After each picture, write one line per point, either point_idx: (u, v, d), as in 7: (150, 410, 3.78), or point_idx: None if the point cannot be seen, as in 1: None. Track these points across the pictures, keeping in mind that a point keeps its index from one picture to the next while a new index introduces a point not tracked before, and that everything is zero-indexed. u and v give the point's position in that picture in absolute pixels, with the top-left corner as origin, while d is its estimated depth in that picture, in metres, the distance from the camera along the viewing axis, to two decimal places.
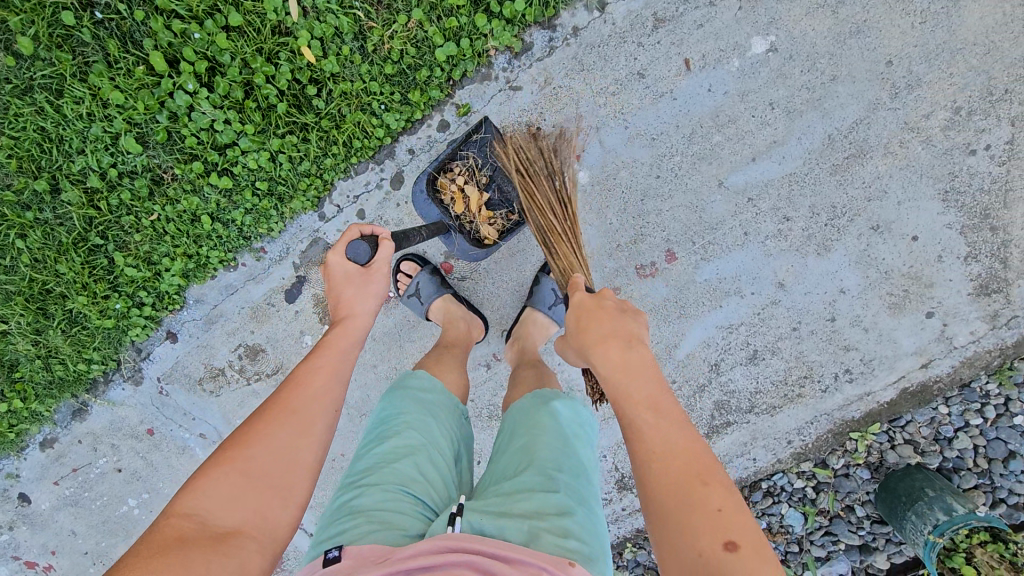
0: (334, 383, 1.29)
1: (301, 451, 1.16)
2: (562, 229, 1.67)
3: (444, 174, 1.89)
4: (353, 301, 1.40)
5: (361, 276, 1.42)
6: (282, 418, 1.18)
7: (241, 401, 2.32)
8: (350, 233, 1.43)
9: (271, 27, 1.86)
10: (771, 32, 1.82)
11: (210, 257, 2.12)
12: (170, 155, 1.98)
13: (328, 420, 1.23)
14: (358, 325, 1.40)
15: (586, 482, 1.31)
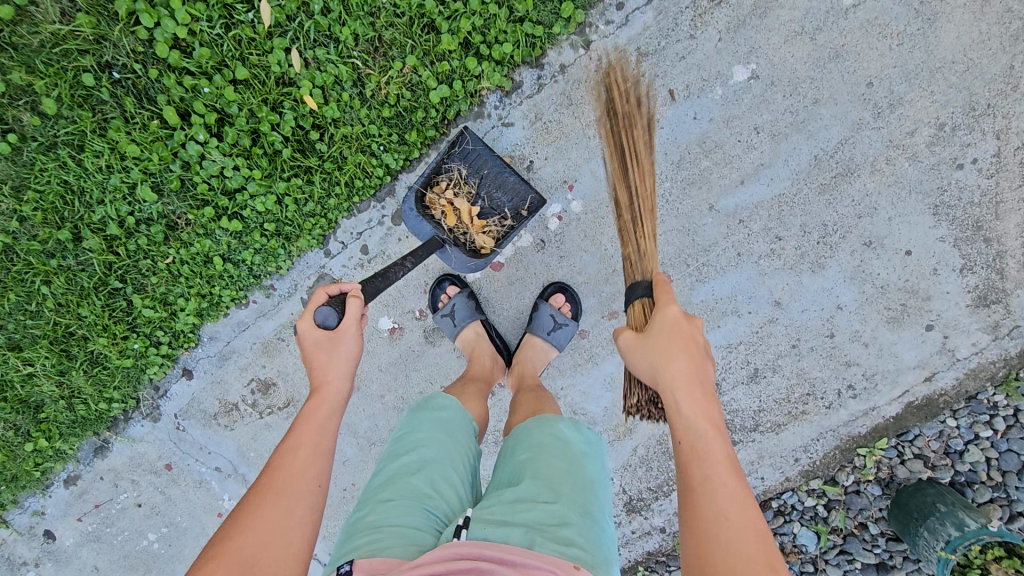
0: (313, 456, 1.29)
1: (288, 531, 1.15)
2: (646, 196, 1.77)
3: (431, 189, 1.91)
4: (325, 370, 1.43)
5: (330, 342, 1.45)
6: (264, 503, 1.18)
7: (255, 434, 2.39)
8: (316, 297, 1.48)
9: (275, 78, 1.97)
10: (751, 60, 1.87)
11: (223, 295, 2.21)
12: (183, 202, 2.08)
13: (312, 495, 1.23)
14: (333, 393, 1.42)
15: (591, 490, 1.32)
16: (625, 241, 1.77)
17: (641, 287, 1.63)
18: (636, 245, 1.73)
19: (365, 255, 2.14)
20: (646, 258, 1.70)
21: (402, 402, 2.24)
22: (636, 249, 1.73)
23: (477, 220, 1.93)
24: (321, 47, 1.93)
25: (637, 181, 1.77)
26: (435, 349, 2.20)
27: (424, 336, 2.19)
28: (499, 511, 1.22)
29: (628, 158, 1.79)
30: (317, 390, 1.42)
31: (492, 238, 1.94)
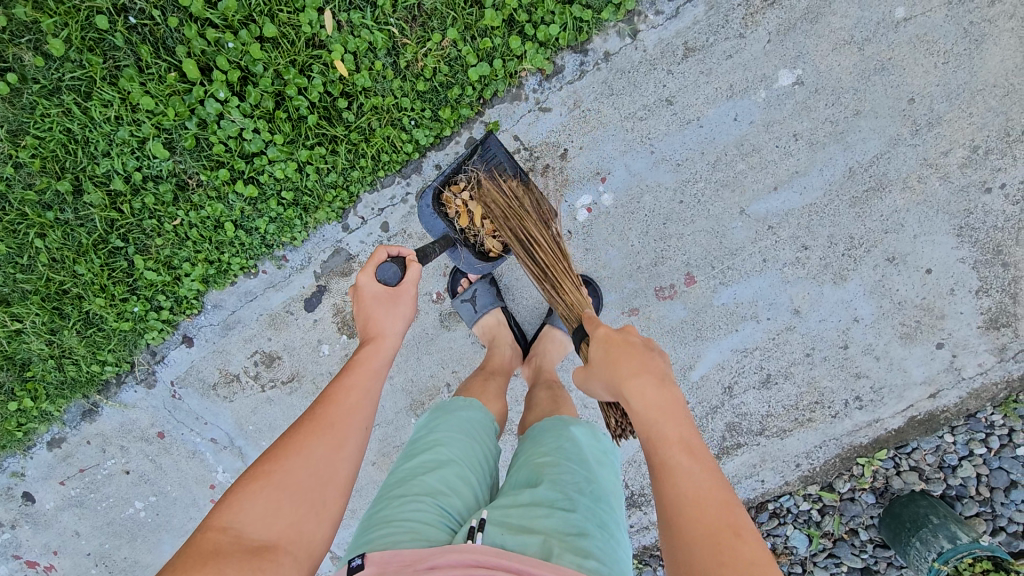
0: (367, 400, 1.29)
1: (337, 467, 1.16)
2: (557, 257, 1.67)
3: (450, 188, 1.82)
4: (383, 323, 1.41)
5: (389, 298, 1.44)
6: (317, 435, 1.18)
7: (254, 407, 2.32)
8: (377, 255, 1.47)
9: (304, 40, 1.86)
10: (798, 66, 1.85)
11: (231, 263, 2.12)
12: (196, 162, 1.97)
13: (360, 437, 1.23)
14: (388, 344, 1.41)
15: (608, 498, 1.26)
16: (553, 301, 1.67)
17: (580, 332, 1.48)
18: (563, 300, 1.62)
19: (384, 233, 2.07)
20: (574, 306, 1.58)
21: (410, 385, 2.20)
22: (566, 306, 1.61)
23: (488, 224, 1.80)
24: (357, 10, 1.83)
25: (540, 254, 1.66)
26: (449, 334, 2.16)
27: (439, 319, 2.15)
28: (514, 514, 1.15)
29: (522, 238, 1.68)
30: (371, 340, 1.40)
31: (502, 242, 1.83)
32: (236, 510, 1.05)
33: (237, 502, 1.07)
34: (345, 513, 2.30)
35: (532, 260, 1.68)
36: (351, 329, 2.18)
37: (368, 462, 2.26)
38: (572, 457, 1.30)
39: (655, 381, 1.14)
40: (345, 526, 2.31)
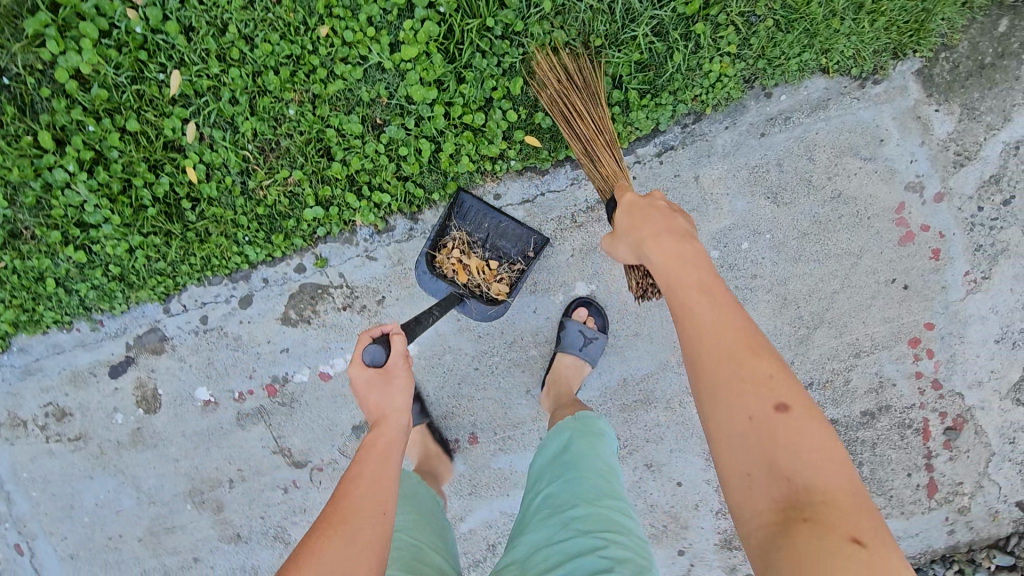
0: (376, 489, 1.27)
1: (355, 571, 1.11)
2: (598, 133, 1.71)
3: (439, 251, 1.96)
4: (383, 404, 1.39)
5: (383, 379, 1.38)
6: (333, 539, 1.14)
7: (34, 456, 2.30)
8: (362, 339, 1.40)
9: (164, 141, 2.00)
10: (593, 282, 2.06)
11: (45, 315, 2.16)
12: (33, 218, 2.05)
13: (382, 533, 1.20)
14: (393, 428, 1.38)
15: (597, 474, 1.39)
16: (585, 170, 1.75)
17: (608, 204, 1.60)
18: (594, 172, 1.70)
19: (202, 325, 2.16)
20: (607, 178, 1.66)
21: (195, 470, 2.26)
22: (595, 172, 1.70)
23: (488, 272, 1.96)
24: (218, 130, 1.99)
25: (582, 127, 1.72)
26: (241, 433, 2.22)
27: (235, 417, 2.21)
28: (533, 565, 1.29)
29: (568, 114, 1.75)
30: (377, 425, 1.38)
31: (506, 283, 1.97)
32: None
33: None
34: None
35: (572, 132, 1.75)
36: (148, 405, 2.22)
37: (134, 537, 2.33)
38: (546, 466, 1.51)
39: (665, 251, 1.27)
40: None
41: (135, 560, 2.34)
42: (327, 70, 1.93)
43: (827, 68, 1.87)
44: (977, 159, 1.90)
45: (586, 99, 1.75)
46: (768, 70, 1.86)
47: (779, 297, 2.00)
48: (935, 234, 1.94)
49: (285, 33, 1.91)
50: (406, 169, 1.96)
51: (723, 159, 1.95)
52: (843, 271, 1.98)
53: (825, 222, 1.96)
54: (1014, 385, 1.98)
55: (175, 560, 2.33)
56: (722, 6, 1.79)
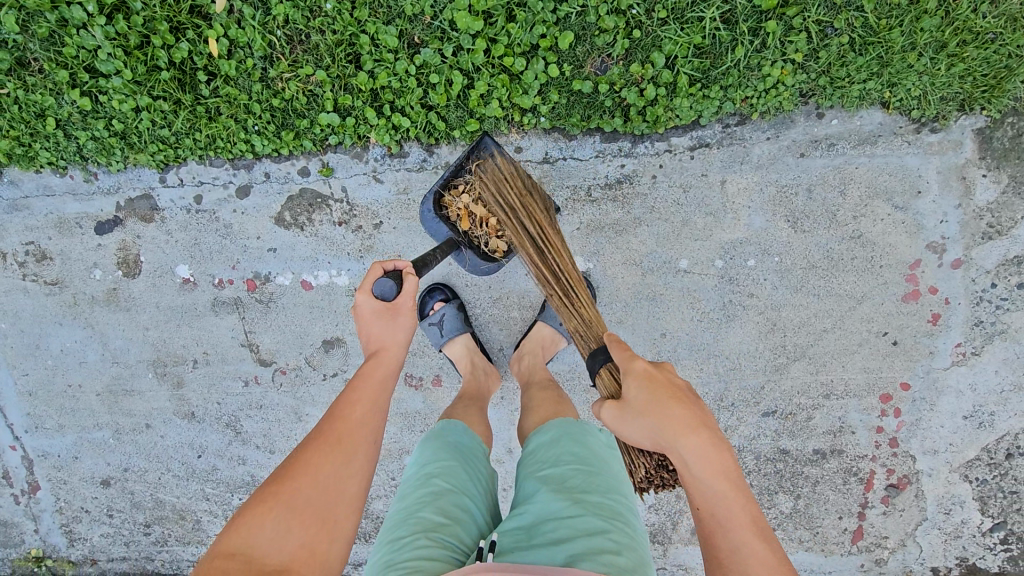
0: (370, 408, 1.26)
1: (344, 485, 1.14)
2: (573, 269, 1.66)
3: (450, 190, 1.79)
4: (385, 333, 1.37)
5: (389, 309, 1.37)
6: (326, 452, 1.16)
7: (8, 289, 2.32)
8: (375, 267, 1.39)
9: (191, 4, 1.89)
10: (592, 260, 1.99)
11: (41, 154, 2.12)
12: (43, 51, 1.97)
13: (371, 451, 1.21)
14: (392, 357, 1.35)
15: (608, 469, 1.34)
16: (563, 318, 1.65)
17: (600, 356, 1.48)
18: (578, 315, 1.60)
19: (196, 204, 2.13)
20: (592, 325, 1.58)
21: (162, 343, 2.28)
22: (577, 324, 1.59)
23: (493, 225, 1.81)
24: (249, 6, 1.88)
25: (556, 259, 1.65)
26: (213, 318, 2.23)
27: (211, 302, 2.21)
28: (539, 532, 1.18)
29: (539, 244, 1.66)
30: (377, 352, 1.36)
31: (508, 243, 1.84)
32: (239, 533, 1.03)
33: (244, 521, 1.05)
34: (54, 425, 2.46)
35: (545, 262, 1.66)
36: (128, 269, 2.21)
37: (93, 391, 2.39)
38: (552, 446, 1.41)
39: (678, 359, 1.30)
40: (52, 434, 2.47)
41: (91, 411, 2.42)
42: None
43: (887, 103, 1.77)
44: (1007, 236, 1.83)
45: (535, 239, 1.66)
46: (827, 89, 1.75)
47: (769, 321, 1.98)
48: (940, 299, 1.91)
49: None
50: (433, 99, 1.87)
51: (754, 170, 1.88)
52: (839, 312, 1.95)
53: (837, 259, 1.91)
54: (967, 461, 2.00)
55: (128, 420, 2.40)
56: (800, 9, 1.68)
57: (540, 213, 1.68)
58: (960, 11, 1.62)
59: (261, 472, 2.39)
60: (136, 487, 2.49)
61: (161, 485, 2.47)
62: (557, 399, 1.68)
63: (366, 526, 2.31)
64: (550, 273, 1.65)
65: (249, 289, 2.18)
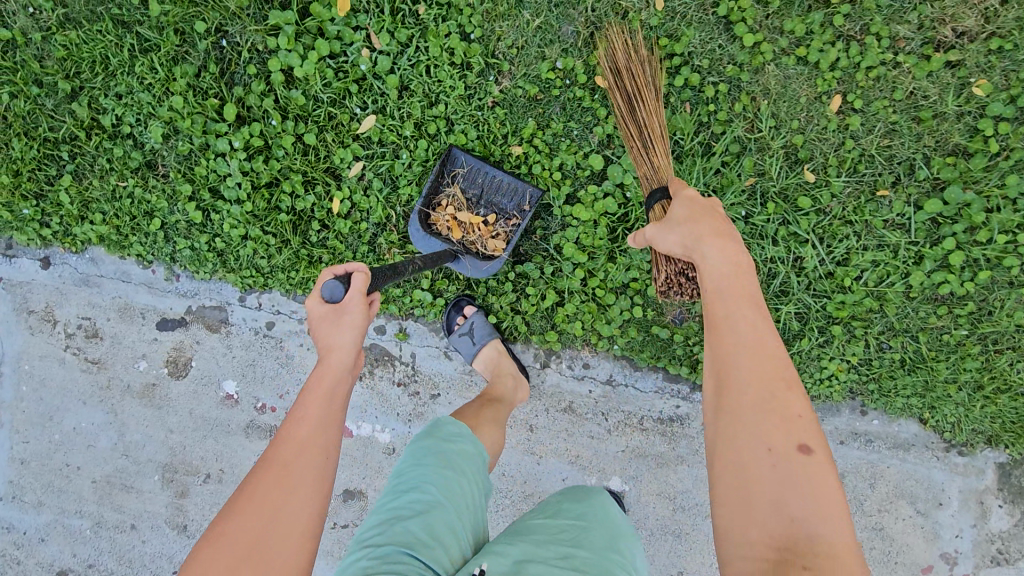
0: (315, 428, 1.13)
1: (292, 513, 1.04)
2: (657, 125, 1.80)
3: (434, 209, 1.99)
4: (330, 340, 1.21)
5: (335, 316, 1.21)
6: (268, 483, 1.05)
7: (45, 354, 2.30)
8: (320, 274, 1.21)
9: (328, 164, 2.07)
10: (629, 483, 2.06)
11: (133, 245, 2.19)
12: (176, 163, 2.11)
13: (323, 469, 1.10)
14: (340, 363, 1.20)
15: (606, 532, 1.31)
16: (635, 163, 1.83)
17: (658, 194, 1.71)
18: (649, 163, 1.78)
19: (265, 328, 2.18)
20: (659, 171, 1.75)
21: (180, 449, 2.24)
22: (646, 168, 1.78)
23: (483, 227, 1.99)
24: (379, 180, 2.06)
25: (644, 114, 1.81)
26: (242, 440, 2.20)
27: (246, 424, 2.20)
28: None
29: (633, 100, 1.83)
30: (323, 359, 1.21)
31: (501, 239, 2.00)
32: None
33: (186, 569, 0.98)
34: (32, 500, 2.33)
35: (631, 116, 1.83)
36: (176, 371, 2.22)
37: (89, 476, 2.29)
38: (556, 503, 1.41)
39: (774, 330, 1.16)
40: (25, 509, 2.33)
41: (78, 496, 2.30)
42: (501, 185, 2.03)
43: (925, 419, 1.93)
44: (1014, 565, 1.94)
45: (643, 112, 1.81)
46: (875, 393, 1.92)
47: None
48: None
49: (484, 137, 2.03)
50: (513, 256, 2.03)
51: None
52: None
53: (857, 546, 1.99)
54: None
55: (113, 516, 2.28)
56: (867, 325, 1.88)
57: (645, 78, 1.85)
58: (998, 363, 1.85)
59: None
60: None
61: None
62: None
63: None
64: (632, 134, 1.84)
65: None
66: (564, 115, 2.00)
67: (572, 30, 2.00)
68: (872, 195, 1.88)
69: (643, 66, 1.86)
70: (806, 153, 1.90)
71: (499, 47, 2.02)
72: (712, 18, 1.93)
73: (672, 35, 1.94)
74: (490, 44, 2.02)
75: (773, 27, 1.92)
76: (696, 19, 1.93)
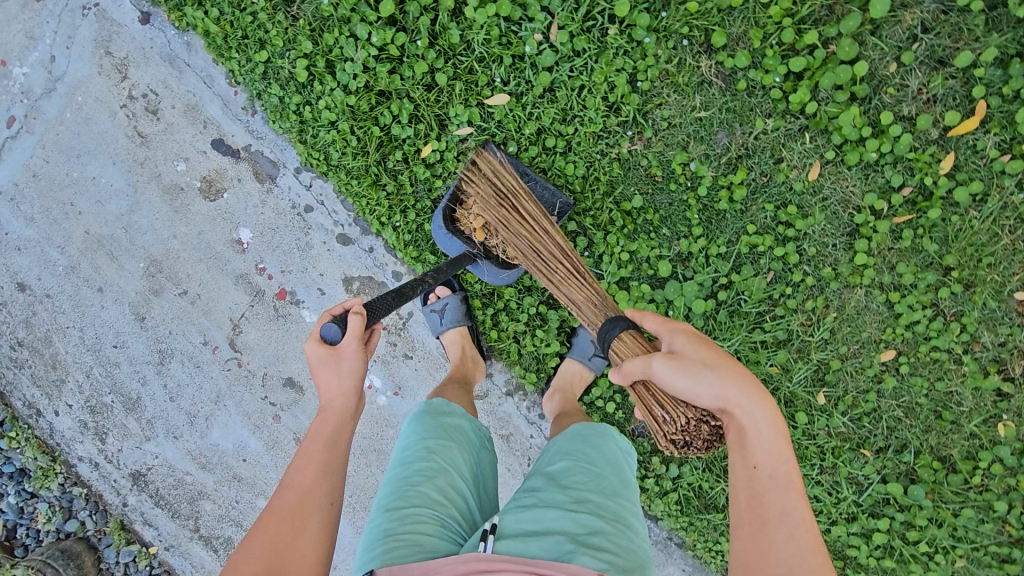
0: (315, 470, 1.27)
1: (302, 541, 1.16)
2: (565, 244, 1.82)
3: (460, 205, 1.93)
4: (324, 384, 1.39)
5: (332, 356, 1.40)
6: (276, 519, 1.18)
7: (102, 99, 2.30)
8: (320, 317, 1.44)
9: (441, 110, 2.03)
10: None
11: (230, 59, 2.15)
12: (311, 16, 2.04)
13: (324, 500, 1.23)
14: (337, 407, 1.37)
15: (612, 474, 1.53)
16: (571, 289, 1.78)
17: (614, 323, 1.61)
18: (587, 288, 1.76)
19: (303, 209, 2.23)
20: (603, 296, 1.74)
21: (175, 256, 2.34)
22: (588, 294, 1.75)
23: None
24: None
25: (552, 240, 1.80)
26: (230, 283, 2.32)
27: (241, 274, 2.30)
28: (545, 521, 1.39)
29: (532, 224, 1.80)
30: (322, 410, 1.38)
31: None
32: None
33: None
34: (26, 211, 2.40)
35: (545, 242, 1.79)
36: (207, 191, 2.28)
37: (86, 225, 2.38)
38: (568, 444, 1.62)
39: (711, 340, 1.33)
40: (16, 215, 2.41)
41: (68, 235, 2.39)
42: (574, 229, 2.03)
43: None
44: None
45: (529, 219, 1.80)
46: None
47: None
48: None
49: (587, 181, 2.01)
50: (545, 305, 2.08)
51: None
52: None
53: None
54: None
55: (88, 270, 2.40)
56: None
57: (523, 208, 1.80)
58: None
59: (148, 400, 2.46)
60: (40, 313, 2.46)
61: (61, 332, 2.47)
62: (584, 420, 1.83)
63: (191, 510, 2.49)
64: (557, 262, 1.79)
65: (278, 298, 2.29)
66: (667, 210, 1.99)
67: (725, 141, 1.94)
68: (854, 447, 1.99)
69: (502, 173, 1.84)
70: (832, 378, 1.97)
71: (653, 111, 1.97)
72: (846, 217, 1.91)
73: (802, 208, 1.92)
74: (648, 103, 1.96)
75: (887, 260, 1.91)
76: (832, 209, 1.90)
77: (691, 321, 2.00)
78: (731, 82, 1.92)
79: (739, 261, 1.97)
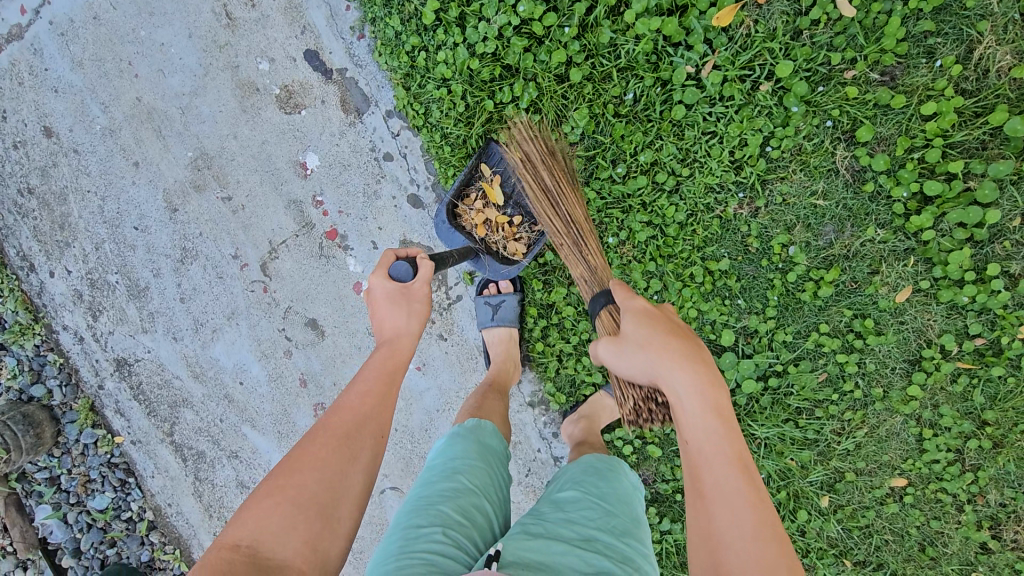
0: (362, 410, 1.11)
1: (346, 479, 1.03)
2: (583, 219, 1.73)
3: (462, 201, 1.92)
4: (384, 319, 1.26)
5: (399, 293, 1.28)
6: (327, 444, 1.04)
7: None
8: (385, 255, 1.33)
9: (563, 107, 1.90)
10: None
11: None
12: None
13: (376, 440, 1.10)
14: (404, 346, 1.25)
15: (628, 513, 1.33)
16: (570, 265, 1.73)
17: (603, 297, 1.55)
18: (585, 263, 1.70)
19: (382, 155, 2.09)
20: (600, 273, 1.67)
21: (229, 156, 2.16)
22: (583, 269, 1.69)
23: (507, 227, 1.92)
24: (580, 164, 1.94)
25: (566, 208, 1.71)
26: (280, 205, 2.16)
27: (295, 199, 2.15)
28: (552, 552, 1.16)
29: (550, 193, 1.71)
30: (385, 344, 1.25)
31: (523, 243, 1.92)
32: (242, 528, 0.94)
33: (245, 513, 0.95)
34: (78, 55, 2.16)
35: (556, 209, 1.72)
36: (285, 102, 2.10)
37: (139, 91, 2.16)
38: (580, 475, 1.43)
39: (679, 349, 1.19)
40: (65, 54, 2.17)
41: (117, 96, 2.17)
42: (653, 271, 1.96)
43: None
44: None
45: (553, 179, 1.72)
46: None
47: None
48: None
49: (682, 228, 1.94)
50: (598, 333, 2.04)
51: None
52: None
53: None
54: None
55: (128, 139, 2.20)
56: None
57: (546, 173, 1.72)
58: None
59: (155, 293, 2.31)
60: (62, 167, 2.25)
61: (79, 192, 2.26)
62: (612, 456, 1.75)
63: (169, 415, 2.36)
64: (561, 233, 1.72)
65: (327, 236, 2.16)
66: (750, 283, 1.95)
67: (831, 236, 1.91)
68: (837, 554, 2.05)
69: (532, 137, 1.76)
70: (842, 487, 2.02)
71: (773, 183, 1.91)
72: (914, 346, 1.92)
73: (878, 324, 1.92)
74: (770, 173, 1.90)
75: (935, 397, 1.94)
76: (905, 334, 1.92)
77: (734, 396, 2.01)
78: (858, 179, 1.88)
79: (799, 354, 1.97)
